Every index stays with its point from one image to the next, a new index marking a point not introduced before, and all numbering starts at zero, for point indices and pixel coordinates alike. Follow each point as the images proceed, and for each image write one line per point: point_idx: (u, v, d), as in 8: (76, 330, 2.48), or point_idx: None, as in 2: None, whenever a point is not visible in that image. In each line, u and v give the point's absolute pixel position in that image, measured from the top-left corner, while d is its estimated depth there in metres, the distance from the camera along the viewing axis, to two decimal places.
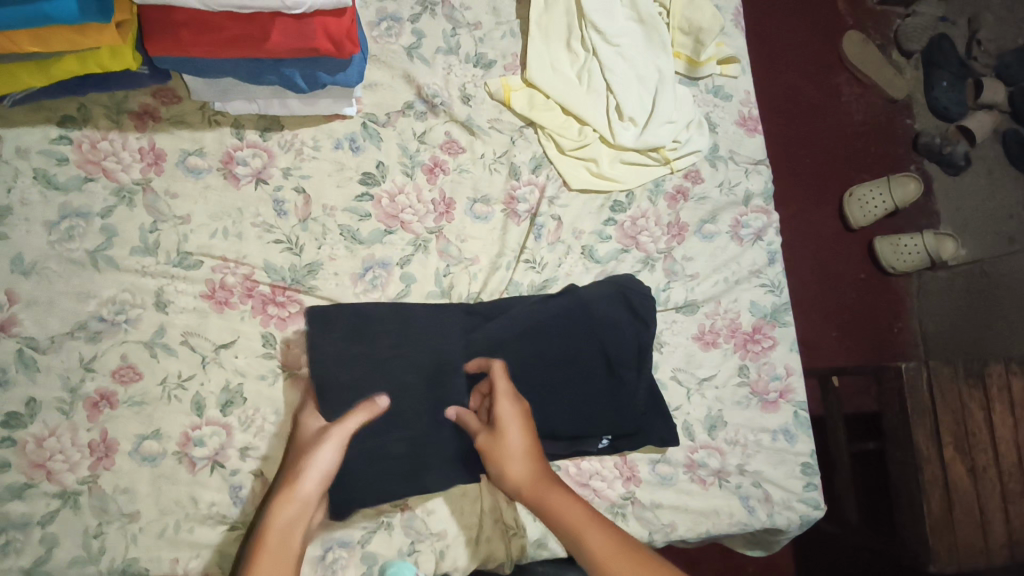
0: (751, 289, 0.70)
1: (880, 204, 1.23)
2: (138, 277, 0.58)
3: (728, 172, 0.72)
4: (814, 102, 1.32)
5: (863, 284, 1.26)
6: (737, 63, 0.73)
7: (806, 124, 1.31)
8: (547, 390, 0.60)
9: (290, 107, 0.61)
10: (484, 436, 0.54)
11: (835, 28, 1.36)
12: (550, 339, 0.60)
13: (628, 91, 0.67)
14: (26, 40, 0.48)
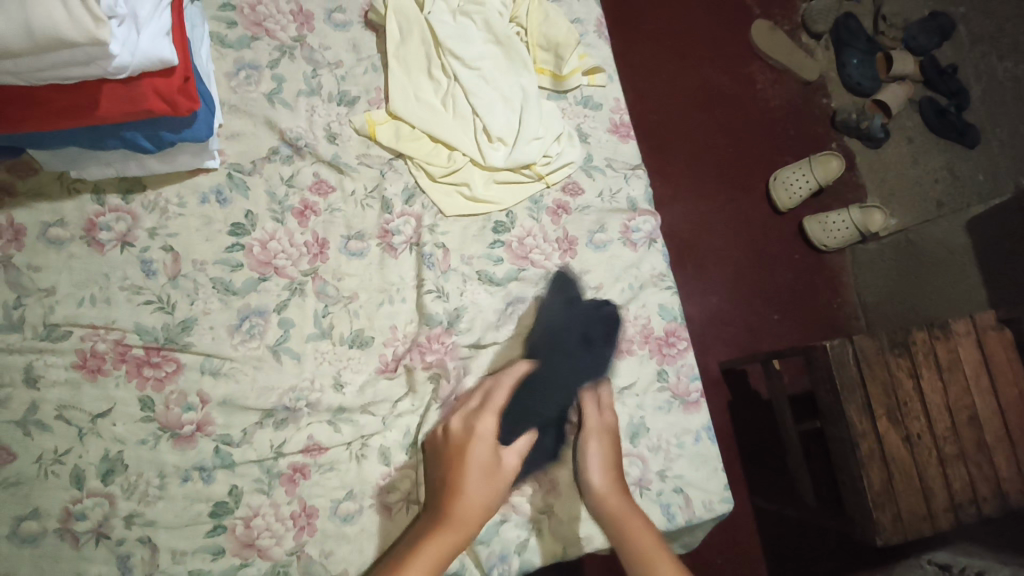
0: (657, 292, 0.70)
1: (804, 184, 1.24)
2: (5, 355, 0.57)
3: (607, 180, 0.72)
4: (732, 92, 1.34)
5: (796, 263, 1.26)
6: (603, 72, 0.74)
7: (726, 114, 1.33)
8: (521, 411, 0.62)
9: (149, 168, 0.61)
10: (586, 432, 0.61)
11: (742, 19, 1.39)
12: (564, 375, 0.64)
13: (494, 111, 0.68)
14: None
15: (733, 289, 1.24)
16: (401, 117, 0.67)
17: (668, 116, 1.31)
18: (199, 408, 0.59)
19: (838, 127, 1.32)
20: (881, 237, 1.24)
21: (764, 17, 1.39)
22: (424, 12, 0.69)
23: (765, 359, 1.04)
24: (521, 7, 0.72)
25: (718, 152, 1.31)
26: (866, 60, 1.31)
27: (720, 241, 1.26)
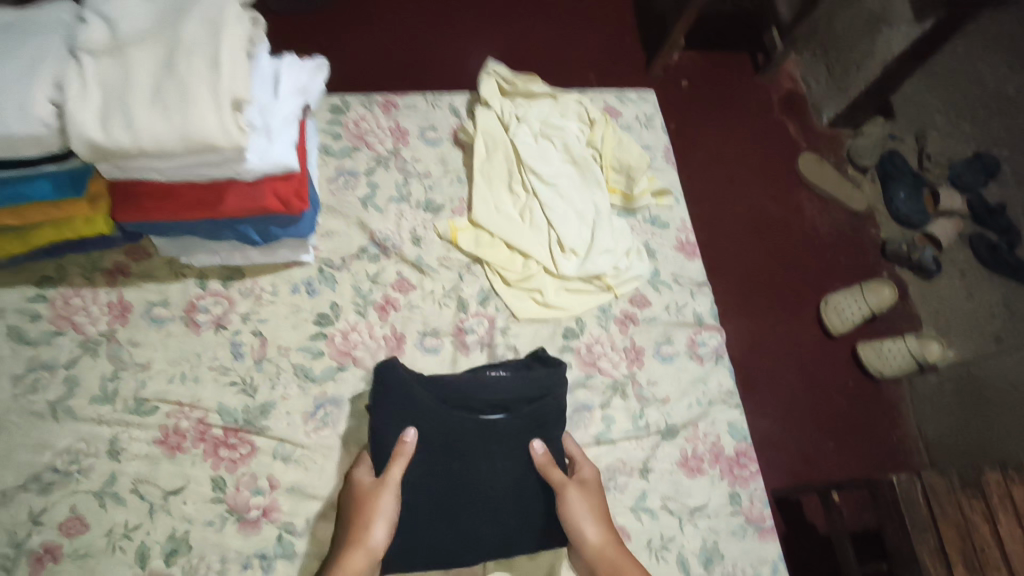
0: (727, 410, 0.70)
1: (857, 309, 1.24)
2: (94, 425, 0.60)
3: (674, 295, 0.75)
4: (783, 220, 1.39)
5: (851, 388, 1.24)
6: (670, 194, 0.79)
7: (778, 240, 1.37)
8: (454, 518, 0.58)
9: (250, 258, 0.67)
10: (569, 488, 0.59)
11: (790, 151, 1.48)
12: (454, 445, 0.59)
13: (568, 225, 0.73)
14: (8, 216, 0.56)
15: (783, 412, 1.20)
16: (481, 226, 0.72)
17: (721, 238, 1.35)
18: (267, 492, 0.60)
19: (888, 257, 1.37)
20: (942, 369, 1.19)
21: (812, 150, 1.48)
22: (508, 134, 0.76)
23: (823, 492, 0.97)
24: (598, 134, 0.78)
25: (769, 273, 1.33)
26: (914, 194, 1.33)
27: (773, 363, 1.24)
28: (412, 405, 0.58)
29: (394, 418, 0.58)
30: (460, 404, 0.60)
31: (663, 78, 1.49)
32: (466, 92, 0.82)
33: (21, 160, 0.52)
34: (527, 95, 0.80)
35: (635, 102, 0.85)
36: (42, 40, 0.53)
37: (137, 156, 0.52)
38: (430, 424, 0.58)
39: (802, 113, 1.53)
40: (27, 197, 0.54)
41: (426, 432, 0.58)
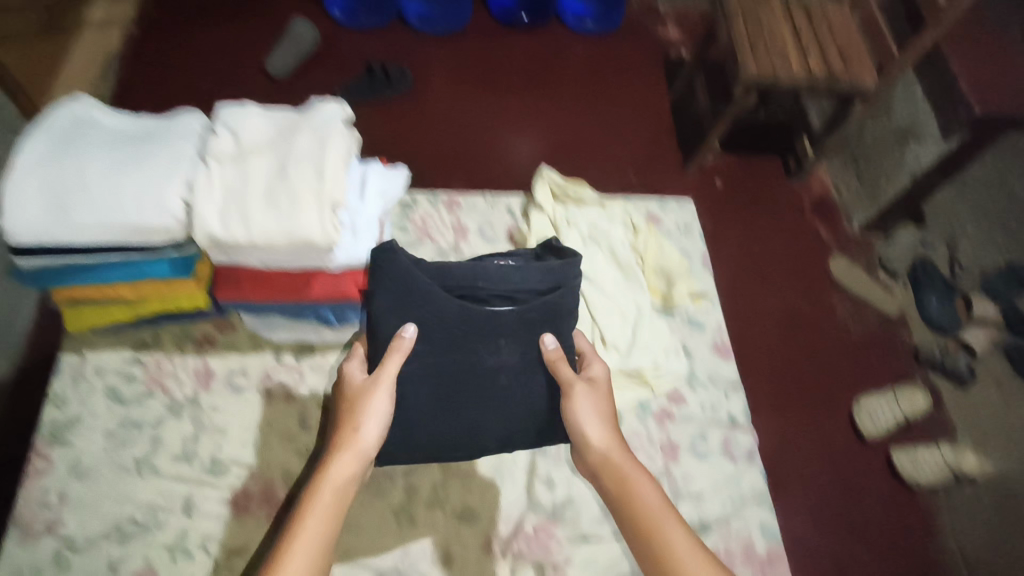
0: (760, 509, 0.73)
1: (890, 414, 1.25)
2: (173, 483, 0.66)
3: (709, 395, 0.79)
4: (813, 318, 1.44)
5: (874, 485, 1.24)
6: (707, 299, 0.85)
7: (808, 338, 1.41)
8: (457, 408, 0.67)
9: (323, 335, 0.74)
10: (577, 385, 0.67)
11: (821, 254, 1.55)
12: (460, 334, 0.66)
13: (611, 324, 0.79)
14: (126, 289, 0.65)
15: (816, 515, 1.19)
16: None
17: (751, 332, 1.40)
18: None
19: (921, 361, 1.39)
20: (983, 483, 1.18)
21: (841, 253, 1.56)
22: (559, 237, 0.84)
23: None
24: (641, 240, 0.85)
25: (802, 372, 1.36)
26: (944, 300, 1.35)
27: (805, 464, 1.25)
28: (423, 294, 0.65)
29: (402, 310, 0.65)
30: (468, 296, 0.67)
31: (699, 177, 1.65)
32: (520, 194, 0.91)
33: (144, 245, 0.61)
34: (577, 200, 0.88)
35: (676, 210, 0.92)
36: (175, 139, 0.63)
37: (244, 247, 0.60)
38: (442, 311, 0.65)
39: (833, 216, 1.62)
40: (146, 274, 0.64)
41: (437, 322, 0.65)
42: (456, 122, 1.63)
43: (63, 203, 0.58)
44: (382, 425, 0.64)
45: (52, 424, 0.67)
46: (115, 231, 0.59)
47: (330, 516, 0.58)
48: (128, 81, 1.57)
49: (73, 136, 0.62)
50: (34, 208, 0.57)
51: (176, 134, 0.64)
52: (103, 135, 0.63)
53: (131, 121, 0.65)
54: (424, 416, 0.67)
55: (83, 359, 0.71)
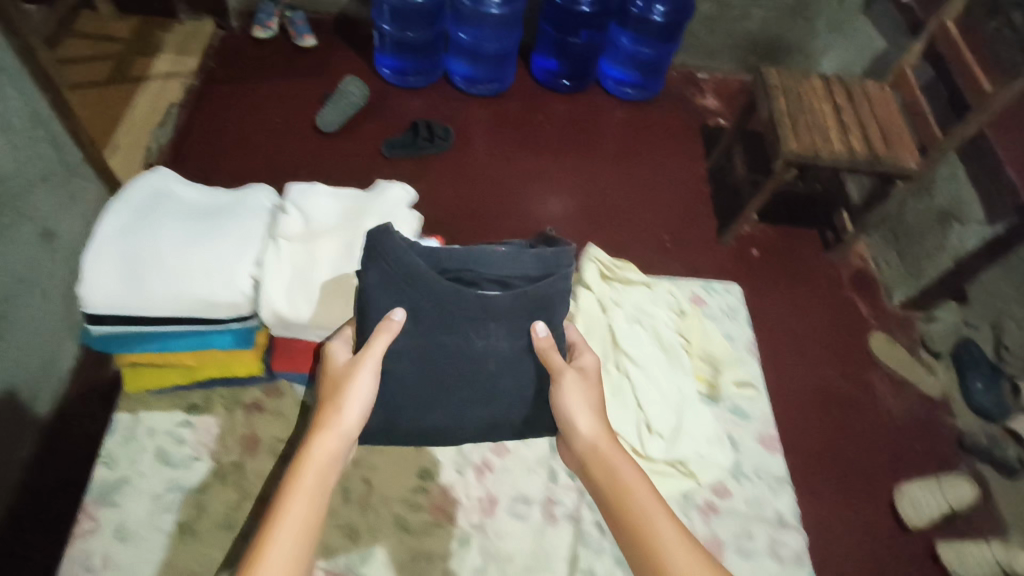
0: None
1: None
2: (213, 549, 0.79)
3: (756, 490, 0.80)
4: (854, 398, 1.71)
5: (898, 545, 1.50)
6: (752, 388, 0.87)
7: (840, 414, 1.68)
8: (439, 382, 0.86)
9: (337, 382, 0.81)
10: (569, 371, 0.81)
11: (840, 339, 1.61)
12: (451, 310, 0.84)
13: (655, 410, 0.82)
14: (189, 357, 0.89)
15: None
16: None
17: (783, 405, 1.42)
18: None
19: None
20: None
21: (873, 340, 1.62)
22: (606, 318, 0.89)
23: None
24: (686, 323, 0.91)
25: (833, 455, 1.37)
26: (989, 385, 1.65)
27: None
28: (421, 278, 0.83)
29: (393, 296, 0.84)
30: (464, 281, 0.85)
31: (733, 245, 1.97)
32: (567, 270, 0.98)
33: (212, 319, 0.87)
34: (624, 282, 0.95)
35: (721, 294, 0.97)
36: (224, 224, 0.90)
37: None
38: (436, 294, 0.83)
39: (874, 294, 1.92)
40: (214, 343, 0.89)
41: (433, 300, 0.84)
42: (523, 186, 2.05)
43: (136, 280, 0.83)
44: (365, 402, 0.81)
45: (103, 479, 0.81)
46: (168, 305, 0.84)
47: (323, 475, 0.74)
48: (238, 173, 1.95)
49: (151, 210, 0.90)
50: (113, 281, 0.83)
51: (220, 219, 0.91)
52: (178, 205, 0.92)
53: (200, 193, 0.95)
54: (415, 392, 0.86)
55: (134, 417, 0.87)
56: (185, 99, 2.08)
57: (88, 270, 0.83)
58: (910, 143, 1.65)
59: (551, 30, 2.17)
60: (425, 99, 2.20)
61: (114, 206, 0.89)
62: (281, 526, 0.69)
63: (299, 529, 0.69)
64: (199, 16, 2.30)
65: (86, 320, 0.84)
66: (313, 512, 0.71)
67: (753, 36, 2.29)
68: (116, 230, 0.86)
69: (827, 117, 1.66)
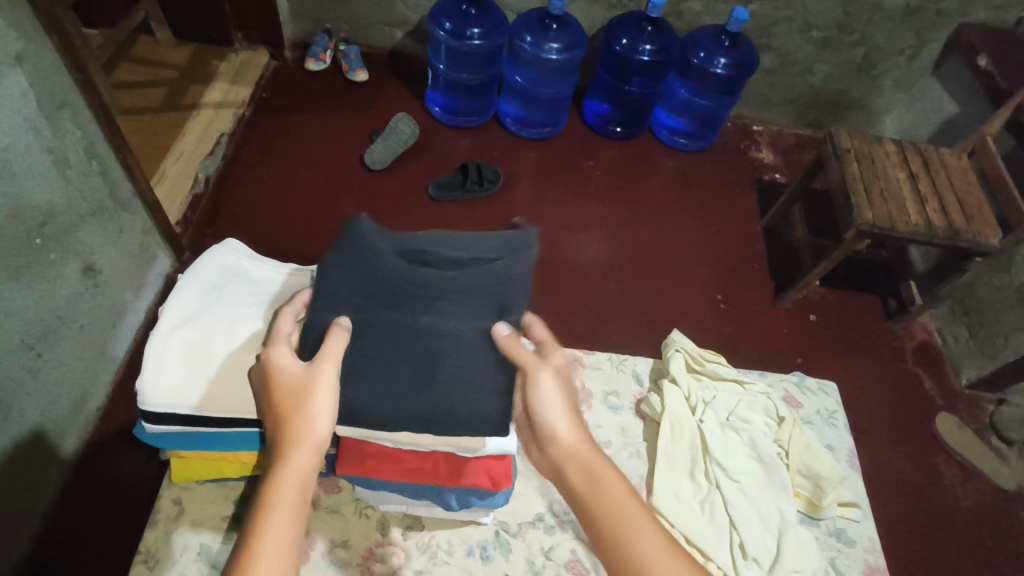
0: None
1: None
2: None
3: None
4: (921, 484, 1.60)
5: None
6: (855, 508, 0.95)
7: (902, 502, 1.57)
8: (386, 368, 0.81)
9: (297, 395, 0.76)
10: (535, 364, 0.81)
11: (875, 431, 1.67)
12: (402, 289, 0.81)
13: (750, 531, 0.89)
14: (248, 455, 0.88)
15: None
16: (662, 512, 0.90)
17: None
18: None
19: None
20: None
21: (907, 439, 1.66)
22: (695, 419, 1.00)
23: None
24: (784, 433, 0.99)
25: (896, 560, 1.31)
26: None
27: None
28: (376, 256, 0.81)
29: (349, 274, 0.81)
30: (421, 260, 0.83)
31: (788, 309, 1.88)
32: (653, 360, 1.11)
33: None
34: (708, 375, 1.07)
35: (816, 396, 1.08)
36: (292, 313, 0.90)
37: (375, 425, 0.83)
38: (385, 269, 0.81)
39: (940, 370, 1.81)
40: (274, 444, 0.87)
41: (386, 279, 0.81)
42: (568, 232, 1.98)
43: (206, 378, 0.83)
44: (329, 410, 0.77)
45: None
46: (242, 407, 0.83)
47: (300, 489, 0.72)
48: (282, 206, 1.92)
49: (220, 292, 0.91)
50: (178, 375, 0.82)
51: (287, 306, 0.91)
52: (247, 287, 0.94)
53: (267, 272, 0.97)
54: (362, 376, 0.81)
55: (180, 507, 0.91)
56: (237, 130, 2.07)
57: (151, 360, 0.83)
58: (991, 218, 1.57)
59: (606, 76, 2.13)
60: (473, 140, 2.17)
61: (183, 286, 0.89)
62: (273, 543, 0.67)
63: (287, 544, 0.68)
64: (254, 46, 2.30)
65: (145, 417, 0.82)
66: (297, 525, 0.70)
67: (815, 91, 2.22)
68: (184, 316, 0.86)
69: (902, 185, 1.61)
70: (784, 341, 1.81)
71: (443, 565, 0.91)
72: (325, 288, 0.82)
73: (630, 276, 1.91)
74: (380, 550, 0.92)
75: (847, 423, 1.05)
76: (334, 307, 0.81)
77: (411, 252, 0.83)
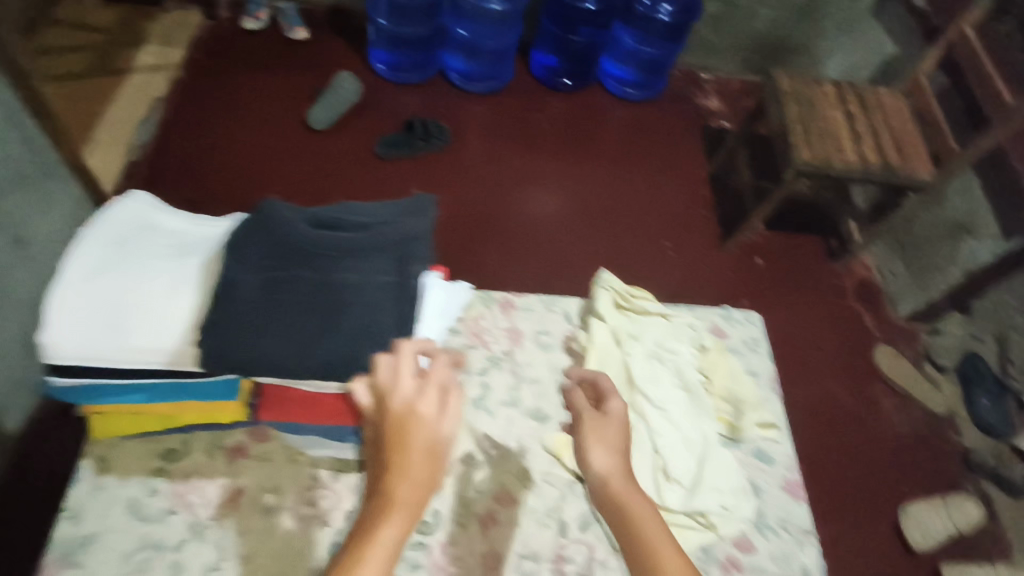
0: None
1: (942, 525, 1.47)
2: None
3: (783, 545, 0.92)
4: (859, 413, 1.67)
5: (901, 565, 1.48)
6: (773, 429, 1.01)
7: (841, 430, 1.64)
8: (295, 319, 0.80)
9: (407, 443, 0.76)
10: (590, 414, 0.90)
11: (818, 366, 1.74)
12: (313, 249, 0.84)
13: (673, 456, 0.92)
14: (165, 405, 0.84)
15: None
16: None
17: None
18: None
19: (970, 468, 1.61)
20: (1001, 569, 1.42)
21: (847, 371, 1.74)
22: (620, 352, 1.01)
23: None
24: (707, 362, 1.04)
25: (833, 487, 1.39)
26: (996, 402, 1.60)
27: None
28: (288, 226, 0.85)
29: (263, 242, 0.84)
30: (329, 226, 0.89)
31: (734, 253, 1.92)
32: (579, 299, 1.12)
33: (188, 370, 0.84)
34: (633, 308, 1.08)
35: (740, 325, 1.13)
36: (202, 264, 0.90)
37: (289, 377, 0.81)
38: (295, 233, 0.85)
39: (879, 304, 1.88)
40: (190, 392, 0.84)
41: (297, 242, 0.84)
42: (517, 186, 1.98)
43: (109, 326, 0.83)
44: (438, 458, 0.78)
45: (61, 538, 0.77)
46: (142, 354, 0.82)
47: (399, 535, 0.72)
48: (223, 171, 1.87)
49: (128, 248, 0.93)
50: (78, 326, 0.83)
51: (195, 257, 0.91)
52: (160, 241, 0.95)
53: (184, 229, 0.97)
54: (270, 327, 0.80)
55: (101, 464, 0.83)
56: (171, 94, 2.00)
57: (55, 311, 0.84)
58: (925, 154, 1.62)
59: (551, 26, 2.10)
60: (419, 96, 2.12)
61: (91, 245, 0.92)
62: None
63: None
64: (185, 6, 2.20)
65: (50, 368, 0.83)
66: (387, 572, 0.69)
67: (759, 36, 2.22)
68: (88, 271, 0.89)
69: (840, 126, 1.63)
70: (730, 284, 1.86)
71: None
72: (233, 251, 0.84)
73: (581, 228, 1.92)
74: (305, 493, 0.85)
75: (768, 348, 1.11)
76: (243, 267, 0.83)
77: (319, 221, 0.89)
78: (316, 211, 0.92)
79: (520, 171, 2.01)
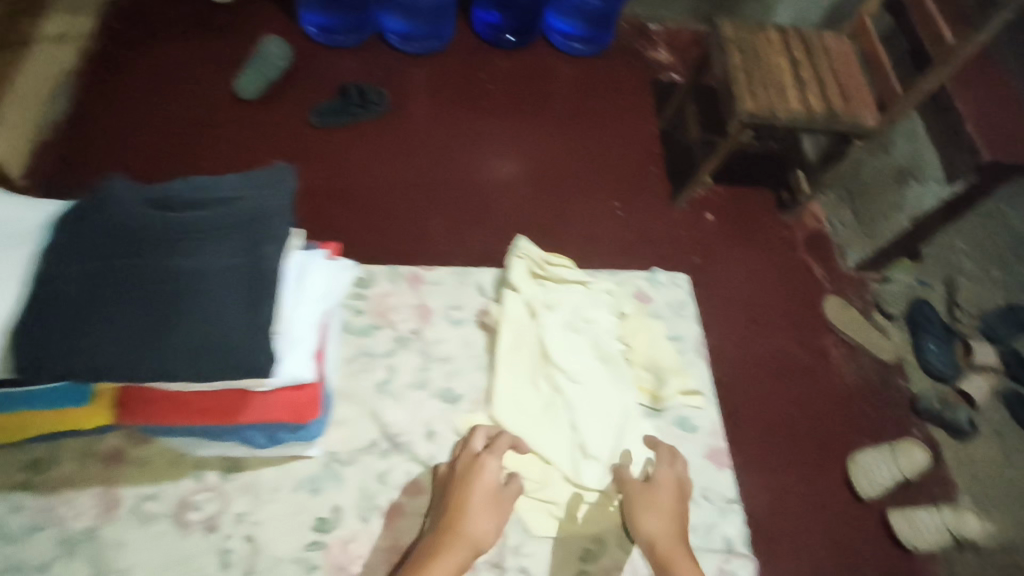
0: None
1: (887, 471, 1.48)
2: None
3: (705, 514, 1.03)
4: (809, 365, 1.67)
5: (848, 512, 1.50)
6: (699, 397, 1.12)
7: (792, 383, 1.64)
8: (128, 308, 0.78)
9: (473, 498, 0.93)
10: (638, 485, 0.98)
11: (769, 321, 1.73)
12: (150, 232, 0.82)
13: (588, 427, 1.06)
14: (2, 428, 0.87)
15: None
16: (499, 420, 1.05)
17: None
18: None
19: (919, 412, 1.62)
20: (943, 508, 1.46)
21: (797, 324, 1.73)
22: (538, 327, 1.12)
23: None
24: (626, 331, 1.17)
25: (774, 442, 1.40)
26: (943, 346, 1.61)
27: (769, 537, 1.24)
28: (121, 210, 0.83)
29: (95, 229, 0.81)
30: (168, 207, 0.87)
31: (685, 210, 1.88)
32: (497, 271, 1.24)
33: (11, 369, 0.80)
34: (550, 277, 1.19)
35: (664, 289, 1.26)
36: (28, 254, 0.83)
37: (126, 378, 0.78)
38: (130, 217, 0.83)
39: (829, 255, 1.87)
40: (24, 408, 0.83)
41: (130, 228, 0.82)
42: (473, 150, 1.91)
43: None
44: (497, 513, 0.94)
45: None
46: None
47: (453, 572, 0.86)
48: (150, 148, 1.76)
49: None
50: None
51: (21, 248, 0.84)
52: None
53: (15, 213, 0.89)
54: (103, 319, 0.77)
55: None
56: (83, 66, 1.85)
57: None
58: (870, 100, 1.58)
59: None
60: (355, 60, 2.01)
61: None
62: None
63: None
64: None
65: None
66: None
67: None
68: None
69: (784, 74, 1.58)
70: (682, 241, 1.83)
71: (269, 503, 0.98)
72: (61, 245, 0.81)
73: (541, 192, 1.86)
74: (195, 497, 0.97)
75: (692, 311, 1.24)
76: (71, 264, 0.79)
77: (157, 203, 0.87)
78: (154, 189, 0.90)
79: (472, 135, 1.93)
